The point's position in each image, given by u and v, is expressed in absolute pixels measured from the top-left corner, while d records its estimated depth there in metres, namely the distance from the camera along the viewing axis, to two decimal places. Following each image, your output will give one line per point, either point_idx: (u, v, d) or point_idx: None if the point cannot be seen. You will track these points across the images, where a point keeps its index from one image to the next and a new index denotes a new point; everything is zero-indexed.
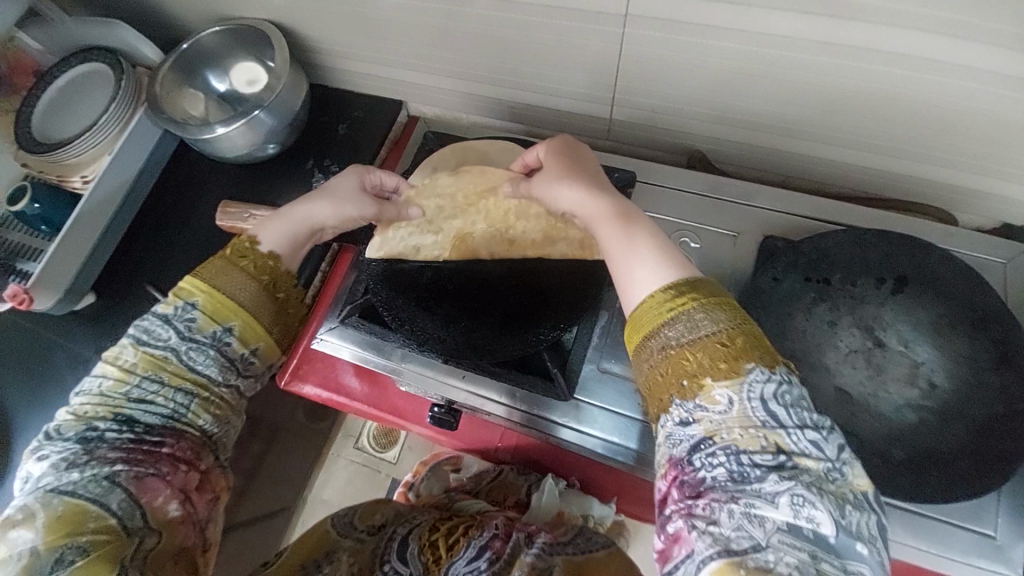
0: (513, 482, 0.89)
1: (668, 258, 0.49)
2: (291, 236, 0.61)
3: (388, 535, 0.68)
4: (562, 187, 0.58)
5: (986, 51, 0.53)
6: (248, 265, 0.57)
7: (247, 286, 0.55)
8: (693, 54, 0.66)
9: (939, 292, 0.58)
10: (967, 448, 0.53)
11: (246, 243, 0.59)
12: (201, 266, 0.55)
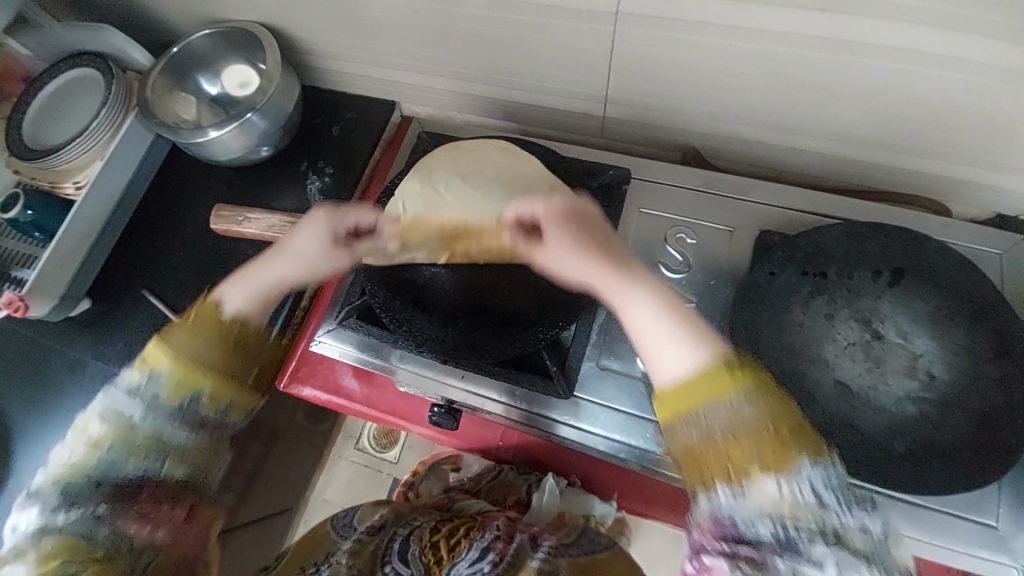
0: (513, 481, 0.92)
1: (699, 335, 0.45)
2: (260, 297, 0.54)
3: (388, 534, 0.69)
4: (571, 248, 0.54)
5: (979, 42, 0.53)
6: (217, 332, 0.51)
7: (219, 353, 0.50)
8: (687, 50, 0.66)
9: (936, 284, 0.58)
10: (967, 439, 0.53)
11: (211, 305, 0.53)
12: (166, 330, 0.51)
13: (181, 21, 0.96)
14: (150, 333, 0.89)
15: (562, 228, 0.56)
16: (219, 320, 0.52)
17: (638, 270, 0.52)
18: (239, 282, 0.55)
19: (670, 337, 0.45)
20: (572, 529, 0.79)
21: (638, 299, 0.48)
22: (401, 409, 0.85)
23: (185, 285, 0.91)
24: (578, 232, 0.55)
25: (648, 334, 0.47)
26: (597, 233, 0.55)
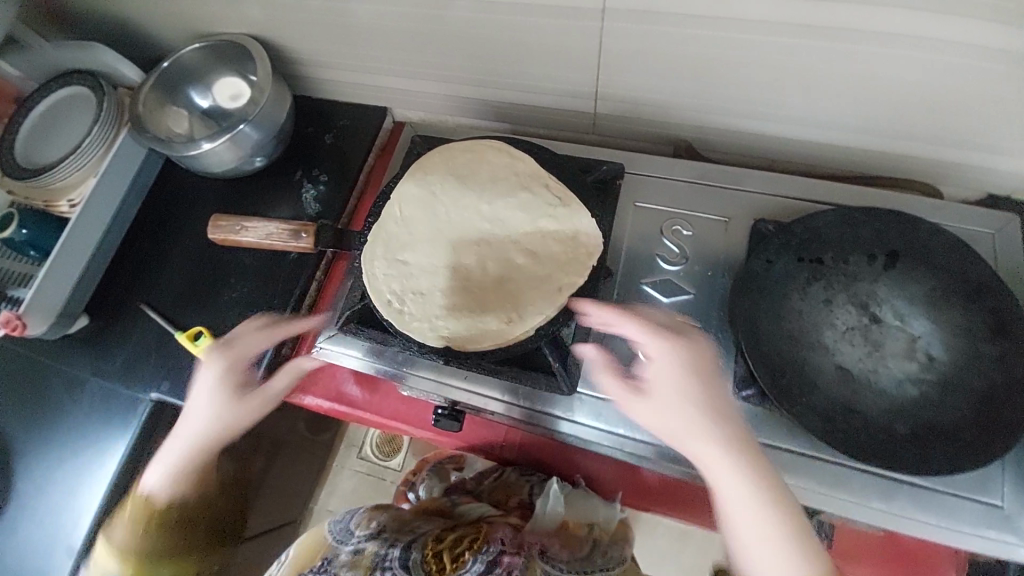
0: (516, 481, 0.91)
1: (797, 555, 0.49)
2: (180, 477, 0.66)
3: (388, 541, 0.69)
4: (682, 416, 0.54)
5: (967, 23, 0.53)
6: (141, 526, 0.67)
7: (156, 539, 0.67)
8: (675, 44, 0.66)
9: (931, 265, 0.58)
10: (971, 419, 0.52)
11: (141, 498, 0.66)
12: (107, 527, 0.67)
13: (170, 35, 0.97)
14: (148, 348, 0.88)
15: (671, 385, 0.55)
16: (152, 510, 0.66)
17: (744, 444, 0.53)
18: (157, 466, 0.66)
19: (777, 539, 0.49)
20: (581, 540, 0.80)
21: (748, 487, 0.50)
22: (404, 414, 0.85)
23: (182, 298, 0.91)
24: (692, 393, 0.55)
25: (755, 531, 0.50)
26: (709, 398, 0.54)
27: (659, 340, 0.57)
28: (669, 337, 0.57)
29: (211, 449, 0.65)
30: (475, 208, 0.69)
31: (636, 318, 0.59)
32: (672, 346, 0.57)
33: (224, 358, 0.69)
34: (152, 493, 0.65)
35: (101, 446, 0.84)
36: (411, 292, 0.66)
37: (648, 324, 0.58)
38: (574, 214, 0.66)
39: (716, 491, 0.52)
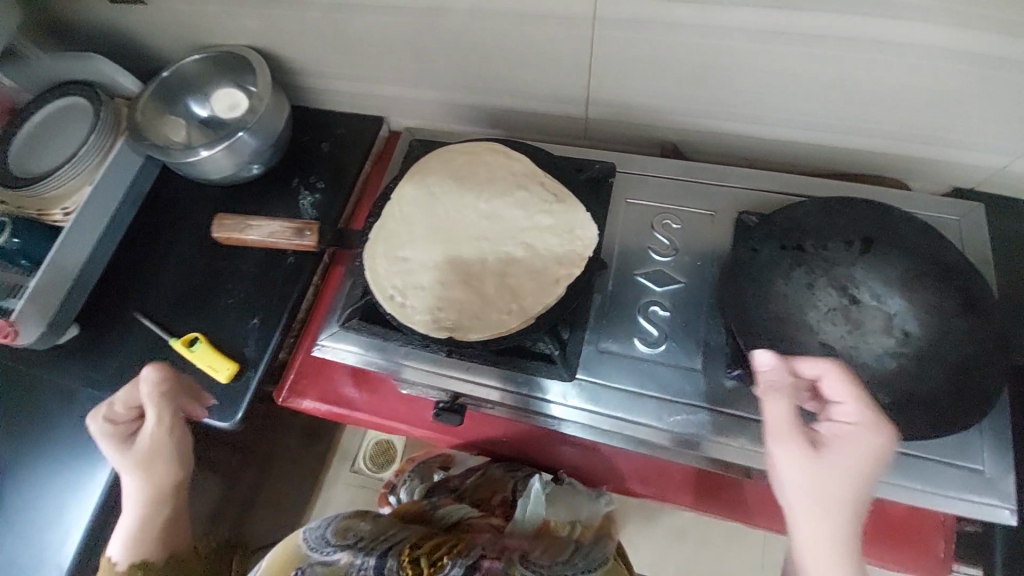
0: (500, 478, 0.89)
1: None
2: (136, 537, 0.59)
3: (365, 550, 0.61)
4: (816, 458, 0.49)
5: (926, 27, 0.59)
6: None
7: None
8: (660, 50, 0.71)
9: (903, 249, 0.62)
10: (946, 387, 0.56)
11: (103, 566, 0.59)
12: None
13: (169, 47, 0.99)
14: (142, 355, 0.87)
15: (857, 462, 0.49)
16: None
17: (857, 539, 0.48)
18: (117, 535, 0.60)
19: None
20: (563, 542, 0.75)
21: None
22: (403, 414, 0.85)
23: (177, 304, 0.90)
24: (862, 475, 0.48)
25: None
26: (869, 488, 0.49)
27: (882, 429, 0.50)
28: (856, 388, 0.51)
29: (154, 503, 0.59)
30: (473, 207, 0.71)
31: (859, 390, 0.52)
32: (888, 439, 0.50)
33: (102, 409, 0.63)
34: (119, 563, 0.59)
35: (90, 457, 0.81)
36: (413, 287, 0.68)
37: (873, 406, 0.51)
38: (569, 210, 0.69)
39: (807, 547, 0.47)
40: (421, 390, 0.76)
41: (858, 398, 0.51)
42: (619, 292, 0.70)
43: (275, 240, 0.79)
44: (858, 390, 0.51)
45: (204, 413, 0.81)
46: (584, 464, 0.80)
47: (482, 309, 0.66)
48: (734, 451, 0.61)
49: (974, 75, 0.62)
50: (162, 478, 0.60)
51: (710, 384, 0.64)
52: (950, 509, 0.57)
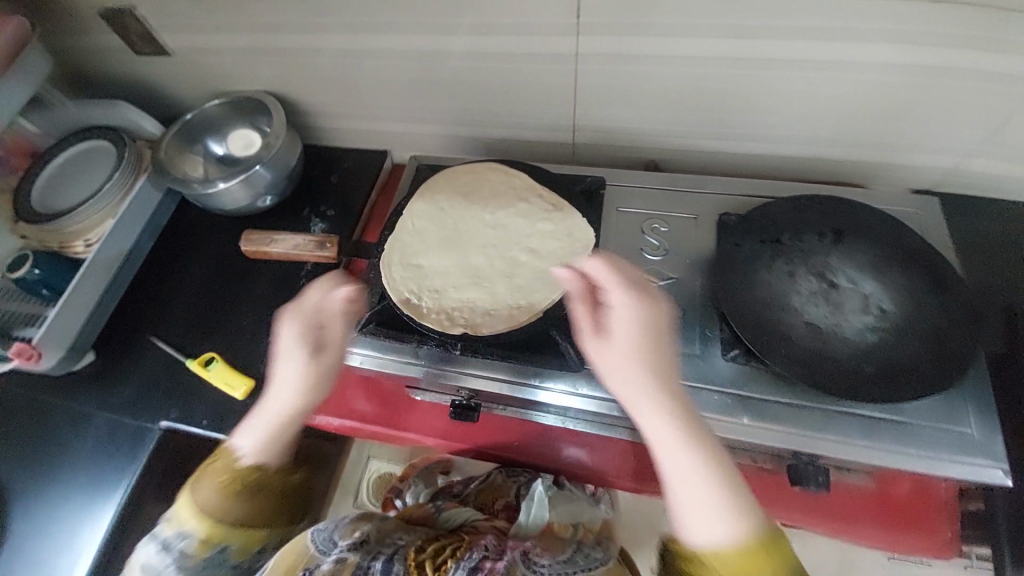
0: (503, 483, 0.93)
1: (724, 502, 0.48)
2: (271, 435, 0.58)
3: (371, 553, 0.59)
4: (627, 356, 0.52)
5: (864, 46, 0.69)
6: (228, 484, 0.56)
7: (240, 504, 0.57)
8: (638, 79, 0.80)
9: (871, 238, 0.69)
10: (924, 355, 0.62)
11: (230, 457, 0.58)
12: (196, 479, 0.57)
13: (187, 94, 1.08)
14: (156, 378, 0.90)
15: (624, 337, 0.52)
16: (232, 476, 0.56)
17: (699, 429, 0.50)
18: (251, 427, 0.58)
19: (706, 496, 0.48)
20: (565, 542, 0.70)
21: (696, 466, 0.49)
22: (416, 422, 0.87)
23: (191, 328, 0.93)
24: (635, 349, 0.51)
25: (687, 484, 0.49)
26: (660, 352, 0.52)
27: (617, 304, 0.52)
28: (598, 269, 0.54)
29: (297, 409, 0.58)
30: (480, 218, 0.79)
31: (610, 268, 0.54)
32: (628, 312, 0.52)
33: (305, 303, 0.60)
34: (245, 456, 0.57)
35: (109, 478, 0.84)
36: (428, 290, 0.74)
37: (617, 281, 0.53)
38: (567, 216, 0.77)
39: (660, 454, 0.50)
40: (436, 392, 0.81)
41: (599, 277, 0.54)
42: None
43: (299, 253, 0.92)
44: (604, 270, 0.54)
45: (219, 429, 0.83)
46: (594, 463, 0.83)
47: (493, 306, 0.73)
48: (734, 429, 0.65)
49: (910, 85, 0.72)
50: (326, 382, 0.59)
51: (708, 368, 0.68)
52: (949, 472, 0.61)
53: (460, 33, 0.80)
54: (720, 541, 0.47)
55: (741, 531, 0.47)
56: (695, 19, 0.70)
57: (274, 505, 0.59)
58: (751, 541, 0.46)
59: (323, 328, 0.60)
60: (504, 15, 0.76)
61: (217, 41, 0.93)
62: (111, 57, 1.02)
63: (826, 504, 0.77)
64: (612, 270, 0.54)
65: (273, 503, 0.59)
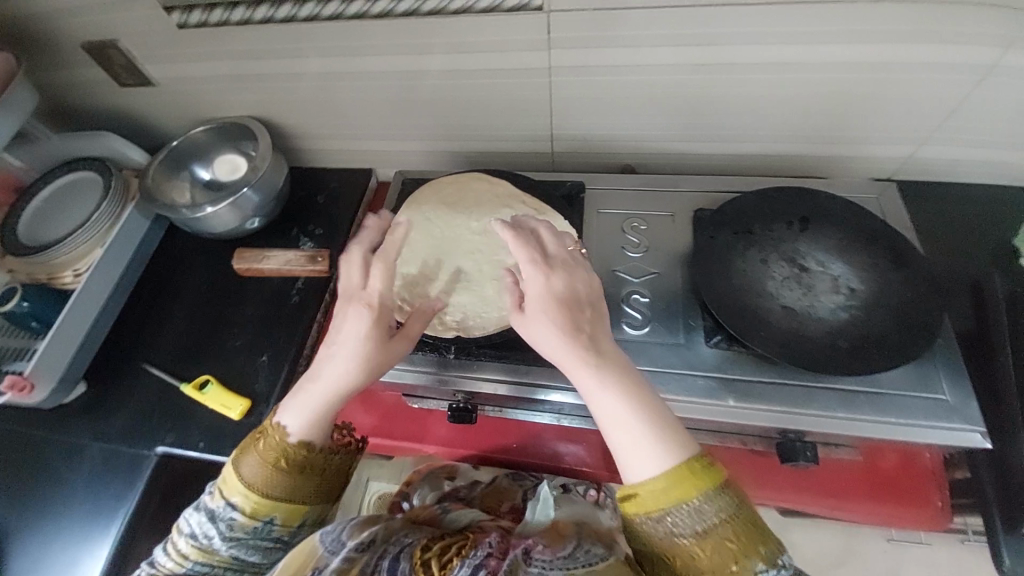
0: (509, 487, 0.92)
1: (652, 432, 0.53)
2: (322, 417, 0.62)
3: (380, 553, 0.61)
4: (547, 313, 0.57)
5: (814, 49, 0.74)
6: (276, 460, 0.62)
7: (284, 480, 0.62)
8: (608, 88, 0.85)
9: (835, 223, 0.74)
10: (892, 328, 0.66)
11: (279, 430, 0.62)
12: (248, 452, 0.63)
13: (172, 124, 1.10)
14: (149, 404, 0.90)
15: (538, 301, 0.58)
16: (285, 449, 0.62)
17: (620, 368, 0.56)
18: (301, 409, 0.62)
19: (634, 434, 0.53)
20: (569, 537, 0.68)
21: (622, 402, 0.54)
22: (414, 430, 0.88)
23: (183, 352, 0.94)
24: (549, 310, 0.57)
25: (616, 425, 0.54)
26: (574, 309, 0.58)
27: (534, 270, 0.59)
28: (512, 242, 0.61)
29: (359, 394, 0.63)
30: (466, 226, 0.82)
31: (520, 245, 0.61)
32: (544, 277, 0.59)
33: (370, 298, 0.62)
34: (294, 434, 0.62)
35: (104, 508, 0.82)
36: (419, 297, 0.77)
37: (530, 253, 0.60)
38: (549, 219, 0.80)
39: (589, 398, 0.55)
40: (433, 398, 0.83)
41: (516, 250, 0.61)
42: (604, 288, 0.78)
43: (290, 269, 0.96)
44: (519, 245, 0.61)
45: (216, 450, 0.83)
46: (592, 459, 0.85)
47: (483, 308, 0.76)
48: (722, 412, 0.67)
49: (859, 81, 0.78)
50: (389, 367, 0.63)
51: (695, 355, 0.71)
52: (931, 438, 0.64)
53: (437, 52, 0.84)
54: (651, 472, 0.52)
55: (668, 459, 0.52)
56: (657, 30, 0.75)
57: (316, 483, 0.64)
58: (679, 467, 0.51)
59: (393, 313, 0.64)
60: (478, 33, 0.80)
61: (201, 70, 0.95)
62: (95, 91, 1.04)
63: (819, 481, 0.79)
64: (523, 246, 0.61)
65: (315, 480, 0.64)
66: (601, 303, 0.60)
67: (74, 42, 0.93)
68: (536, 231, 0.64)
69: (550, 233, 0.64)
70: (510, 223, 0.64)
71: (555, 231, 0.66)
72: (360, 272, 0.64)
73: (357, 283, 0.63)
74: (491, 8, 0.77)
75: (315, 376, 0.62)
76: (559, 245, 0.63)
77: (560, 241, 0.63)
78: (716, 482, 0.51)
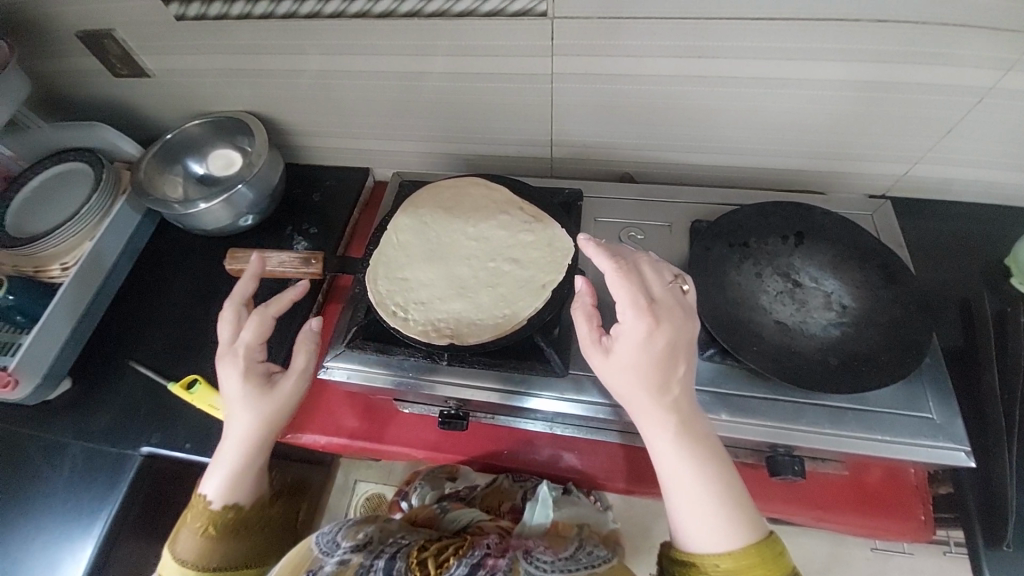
0: (509, 488, 0.93)
1: (712, 495, 0.55)
2: (236, 480, 0.66)
3: (375, 553, 0.61)
4: (633, 365, 0.57)
5: (816, 65, 0.75)
6: (206, 529, 0.65)
7: (218, 546, 0.65)
8: (610, 97, 0.85)
9: (829, 239, 0.75)
10: (883, 345, 0.66)
11: (202, 499, 0.66)
12: (178, 529, 0.66)
13: (167, 116, 1.08)
14: (135, 404, 0.88)
15: (631, 352, 0.57)
16: (212, 518, 0.66)
17: (693, 429, 0.57)
18: (214, 475, 0.66)
19: (705, 506, 0.55)
20: (570, 538, 0.68)
21: (688, 462, 0.56)
22: (404, 434, 0.88)
23: (171, 350, 0.93)
24: (641, 364, 0.57)
25: (686, 491, 0.56)
26: (670, 365, 0.57)
27: (636, 318, 0.57)
28: (616, 283, 0.59)
29: (263, 444, 0.67)
30: (462, 231, 0.82)
31: (624, 286, 0.58)
32: (646, 328, 0.56)
33: (237, 353, 0.68)
34: (214, 502, 0.66)
35: (84, 509, 0.82)
36: (414, 302, 0.77)
37: (635, 296, 0.58)
38: (547, 227, 0.80)
39: (655, 452, 0.58)
40: (424, 404, 0.82)
41: (619, 292, 0.59)
42: (601, 297, 0.78)
43: (283, 270, 0.86)
44: (621, 286, 0.58)
45: (203, 452, 0.83)
46: (584, 466, 0.85)
47: (478, 316, 0.75)
48: (713, 426, 0.68)
49: (857, 98, 0.78)
50: (283, 413, 0.67)
51: None
52: (918, 457, 0.65)
53: (439, 54, 0.83)
54: (717, 548, 0.53)
55: (737, 539, 0.53)
56: (662, 41, 0.75)
57: (252, 538, 0.68)
58: (747, 549, 0.53)
59: (260, 363, 0.69)
60: (482, 37, 0.79)
61: (198, 63, 0.94)
62: (89, 79, 1.02)
63: (805, 492, 0.80)
64: (627, 288, 0.58)
65: (248, 538, 0.68)
66: (695, 356, 0.59)
67: (68, 30, 0.91)
68: (640, 269, 0.61)
69: (653, 271, 0.61)
70: (613, 256, 0.61)
71: (658, 267, 0.62)
72: (231, 326, 0.69)
73: (229, 341, 0.69)
74: (495, 12, 0.75)
75: (222, 438, 0.67)
76: (662, 286, 0.60)
77: (663, 281, 0.60)
78: (784, 572, 0.52)
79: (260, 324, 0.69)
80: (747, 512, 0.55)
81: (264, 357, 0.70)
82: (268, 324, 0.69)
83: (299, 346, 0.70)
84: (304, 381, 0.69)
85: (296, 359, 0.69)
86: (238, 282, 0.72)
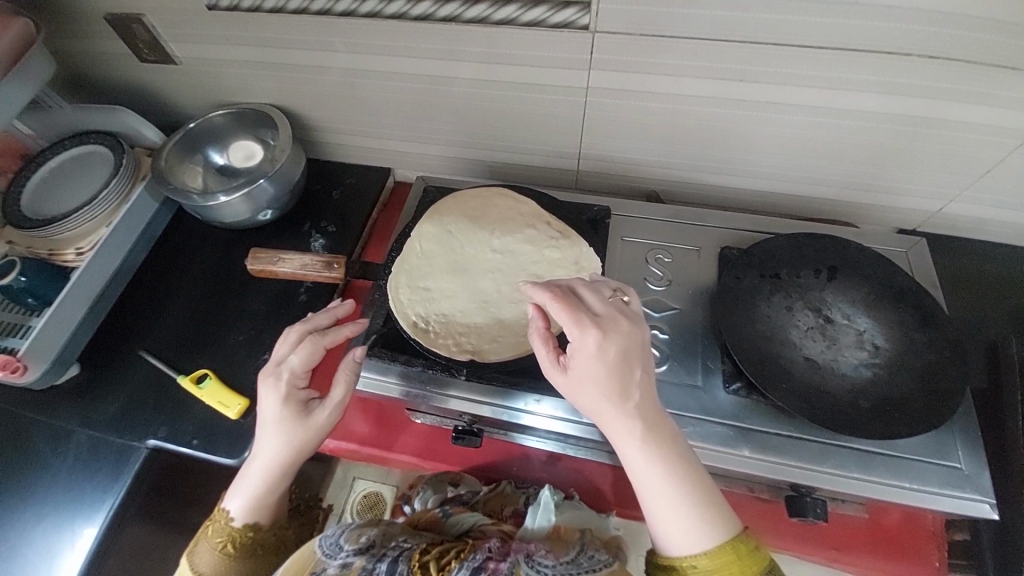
0: (511, 494, 0.87)
1: (710, 515, 0.53)
2: (259, 501, 0.65)
3: (378, 556, 0.59)
4: (602, 387, 0.54)
5: (859, 96, 0.73)
6: (225, 546, 0.64)
7: (235, 565, 0.64)
8: (644, 116, 0.83)
9: (864, 275, 0.73)
10: (915, 391, 0.65)
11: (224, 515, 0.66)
12: (195, 543, 0.66)
13: (190, 102, 1.07)
14: (143, 394, 0.87)
15: (586, 368, 0.55)
16: (231, 536, 0.65)
17: (686, 454, 0.56)
18: (237, 492, 0.66)
19: (682, 509, 0.53)
20: (571, 543, 0.65)
21: (681, 489, 0.54)
22: (413, 443, 0.87)
23: (184, 342, 0.91)
24: (599, 378, 0.54)
25: (664, 500, 0.53)
26: (625, 373, 0.55)
27: (582, 335, 0.55)
28: (562, 306, 0.56)
29: (287, 467, 0.65)
30: (487, 243, 0.81)
31: (563, 306, 0.57)
32: (595, 341, 0.54)
33: (281, 375, 0.66)
34: (236, 519, 0.65)
35: (86, 498, 0.80)
36: (434, 314, 0.76)
37: (577, 314, 0.56)
38: (574, 244, 0.79)
39: (634, 475, 0.55)
40: (436, 416, 0.80)
41: (561, 315, 0.56)
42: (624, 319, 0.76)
43: (306, 273, 0.92)
44: (559, 308, 0.56)
45: (209, 449, 0.81)
46: (590, 484, 0.85)
47: (499, 332, 0.74)
48: (735, 460, 0.67)
49: (894, 133, 0.77)
50: (315, 441, 0.65)
51: (711, 399, 0.70)
52: (943, 506, 0.63)
53: (470, 60, 0.81)
54: (694, 548, 0.52)
55: (710, 537, 0.52)
56: (700, 62, 0.73)
57: (269, 560, 0.67)
58: (722, 547, 0.51)
59: (300, 388, 0.67)
60: (516, 47, 0.78)
61: (227, 53, 0.92)
62: (114, 63, 1.01)
63: (819, 530, 0.79)
64: (568, 307, 0.56)
65: (266, 557, 0.67)
66: (653, 363, 0.57)
67: (96, 12, 0.89)
68: (578, 290, 0.59)
69: (591, 289, 0.60)
70: (547, 285, 0.59)
71: (593, 284, 0.61)
72: (284, 345, 0.68)
73: (275, 360, 0.67)
74: (536, 23, 0.74)
75: (249, 457, 0.66)
76: (603, 301, 0.59)
77: (603, 296, 0.59)
78: (761, 567, 0.51)
79: (312, 352, 0.66)
80: (732, 521, 0.54)
81: (306, 384, 0.68)
82: (320, 353, 0.67)
83: (339, 377, 0.68)
84: (340, 413, 0.67)
85: (335, 389, 0.67)
86: (318, 313, 0.72)
